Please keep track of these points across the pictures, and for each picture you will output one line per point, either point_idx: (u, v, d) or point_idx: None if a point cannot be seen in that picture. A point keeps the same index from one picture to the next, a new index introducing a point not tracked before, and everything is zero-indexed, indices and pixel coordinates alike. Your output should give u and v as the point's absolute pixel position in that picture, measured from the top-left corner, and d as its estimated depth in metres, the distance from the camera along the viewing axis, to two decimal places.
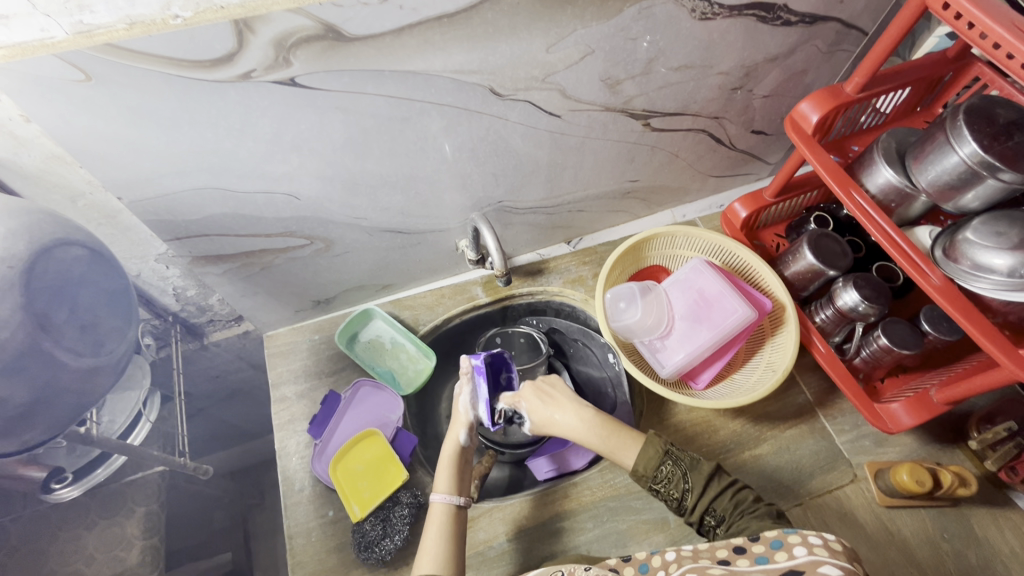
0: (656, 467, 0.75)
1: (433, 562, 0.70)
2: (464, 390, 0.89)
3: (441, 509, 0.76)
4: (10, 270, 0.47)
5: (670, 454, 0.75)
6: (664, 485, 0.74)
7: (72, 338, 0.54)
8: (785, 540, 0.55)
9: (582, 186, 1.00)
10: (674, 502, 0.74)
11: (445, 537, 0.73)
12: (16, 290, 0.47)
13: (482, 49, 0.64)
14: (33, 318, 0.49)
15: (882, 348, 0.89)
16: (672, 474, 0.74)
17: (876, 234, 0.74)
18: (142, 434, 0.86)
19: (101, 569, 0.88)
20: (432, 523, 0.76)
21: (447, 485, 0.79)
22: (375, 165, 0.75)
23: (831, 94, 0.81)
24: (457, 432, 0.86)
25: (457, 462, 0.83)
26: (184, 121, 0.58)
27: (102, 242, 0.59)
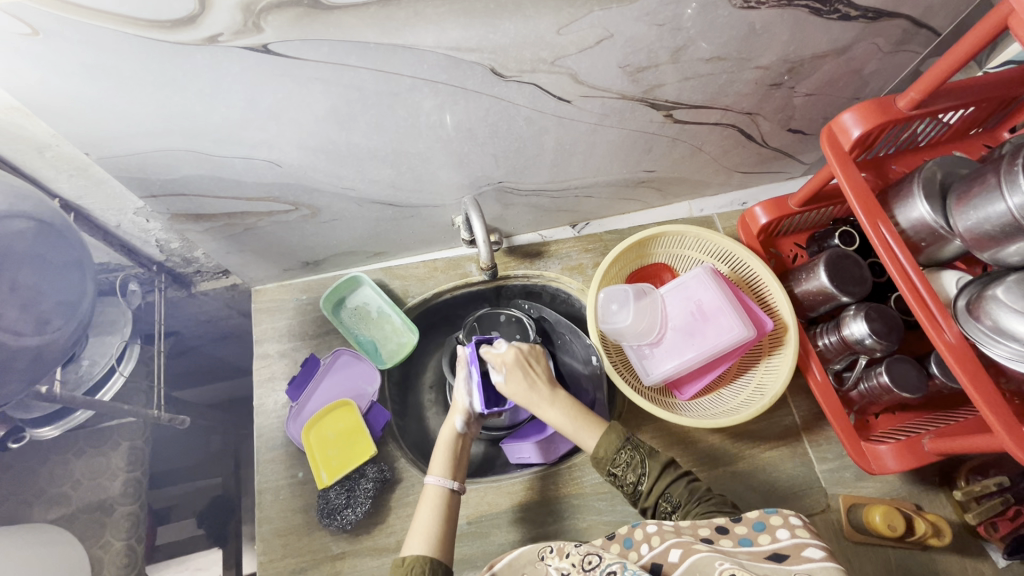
0: (616, 452, 0.75)
1: (425, 543, 0.71)
2: (460, 377, 0.90)
3: (436, 492, 0.77)
4: None
5: (630, 440, 0.75)
6: (623, 470, 0.74)
7: (14, 317, 0.54)
8: (767, 522, 0.56)
9: (591, 173, 0.93)
10: (630, 486, 0.74)
11: (438, 520, 0.74)
12: None
13: (483, 27, 0.57)
14: None
15: (881, 386, 0.85)
16: (632, 459, 0.74)
17: (892, 271, 0.67)
18: (112, 389, 0.84)
19: (85, 494, 0.94)
20: (425, 504, 0.77)
21: (442, 469, 0.80)
22: (361, 138, 0.70)
23: (881, 107, 0.71)
24: (454, 419, 0.86)
25: (454, 447, 0.84)
26: (148, 82, 0.53)
27: (51, 211, 0.59)
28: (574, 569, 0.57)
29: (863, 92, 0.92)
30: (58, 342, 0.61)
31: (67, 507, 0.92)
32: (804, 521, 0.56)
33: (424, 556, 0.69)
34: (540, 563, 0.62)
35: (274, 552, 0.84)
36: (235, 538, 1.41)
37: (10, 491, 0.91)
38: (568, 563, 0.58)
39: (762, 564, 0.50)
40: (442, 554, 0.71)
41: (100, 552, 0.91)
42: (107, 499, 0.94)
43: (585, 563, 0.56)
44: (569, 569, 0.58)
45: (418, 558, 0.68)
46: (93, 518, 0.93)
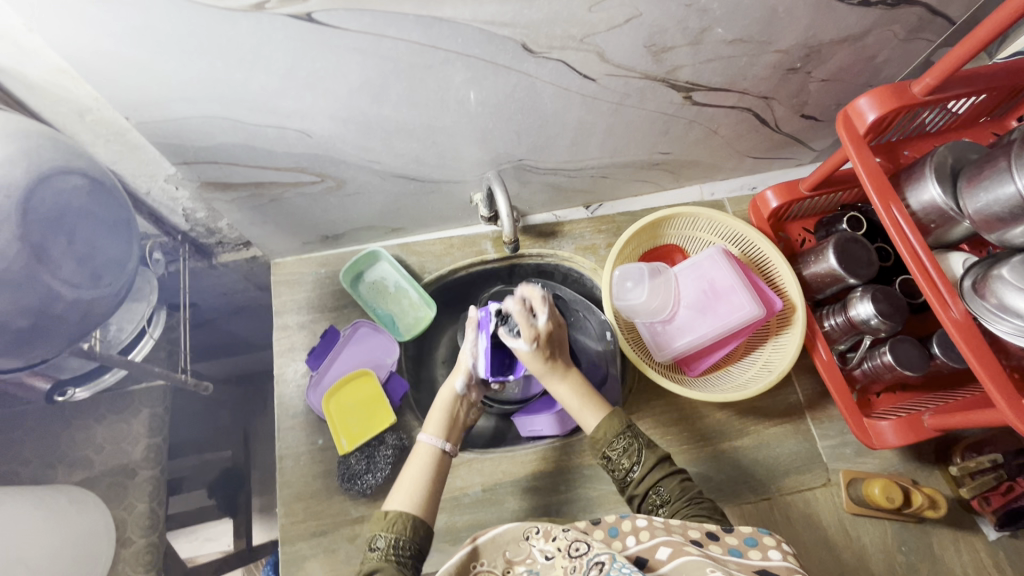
0: (614, 437, 0.76)
1: (407, 499, 0.72)
2: (467, 340, 0.87)
3: (426, 451, 0.78)
4: (8, 200, 0.51)
5: (630, 429, 0.77)
6: (618, 455, 0.75)
7: (71, 270, 0.58)
8: (759, 540, 0.58)
9: (609, 153, 0.95)
10: (621, 473, 0.75)
11: (425, 480, 0.75)
12: (12, 222, 0.51)
13: (519, 2, 0.58)
14: (32, 249, 0.53)
15: (884, 365, 0.88)
16: (628, 447, 0.75)
17: (903, 251, 0.70)
18: (145, 349, 0.90)
19: (108, 458, 0.96)
20: (415, 461, 0.78)
21: (436, 429, 0.81)
22: (392, 111, 0.71)
23: (896, 93, 0.73)
24: (455, 380, 0.85)
25: (451, 408, 0.83)
26: (193, 47, 0.55)
27: (104, 172, 0.61)
28: (559, 553, 0.59)
29: (876, 79, 0.94)
30: (106, 297, 0.65)
31: (90, 470, 0.94)
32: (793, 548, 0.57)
33: (407, 512, 0.70)
34: (525, 542, 0.64)
35: (294, 515, 0.87)
36: (245, 510, 1.45)
37: (33, 454, 0.92)
38: (554, 547, 0.60)
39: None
40: (425, 513, 0.72)
41: (123, 514, 0.93)
42: (128, 463, 0.96)
43: (572, 548, 0.59)
44: (554, 552, 0.60)
45: (401, 514, 0.70)
46: (115, 481, 0.95)
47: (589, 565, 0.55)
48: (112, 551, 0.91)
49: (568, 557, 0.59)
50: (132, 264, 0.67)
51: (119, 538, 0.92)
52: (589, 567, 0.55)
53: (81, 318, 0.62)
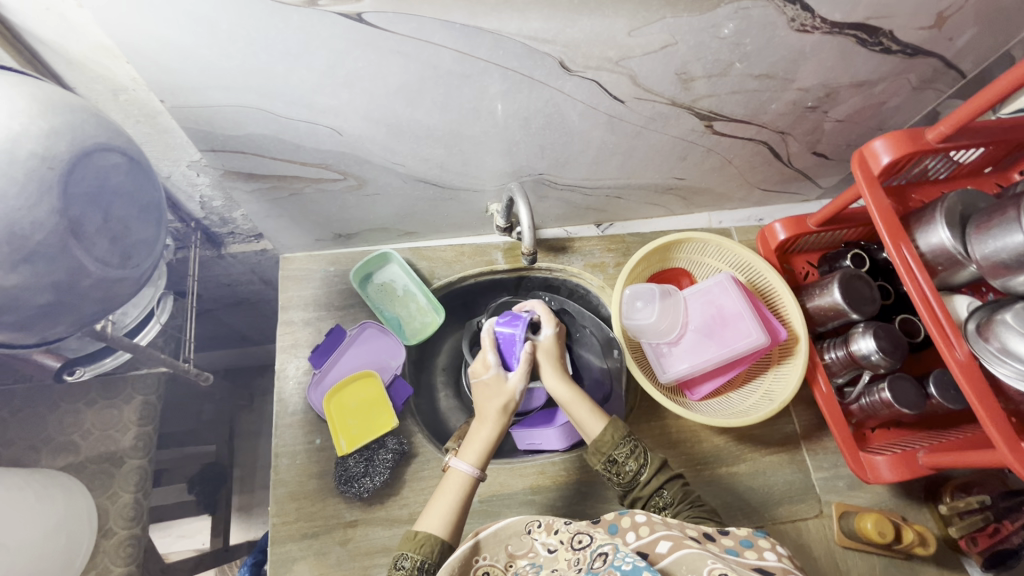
0: (617, 445, 0.76)
1: (440, 524, 0.71)
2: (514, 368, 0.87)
3: (461, 479, 0.75)
4: (50, 171, 0.51)
5: (633, 436, 0.77)
6: (623, 458, 0.75)
7: (103, 247, 0.57)
8: (755, 542, 0.58)
9: (626, 174, 0.97)
10: (627, 475, 0.75)
11: (456, 506, 0.73)
12: (52, 194, 0.51)
13: (563, 20, 0.60)
14: (67, 223, 0.53)
15: (882, 402, 0.89)
16: (634, 450, 0.76)
17: (912, 291, 0.72)
18: (150, 333, 0.86)
19: (95, 445, 0.93)
20: (447, 487, 0.75)
21: (472, 457, 0.78)
22: (423, 116, 0.72)
23: (910, 137, 0.76)
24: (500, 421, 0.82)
25: (494, 442, 0.80)
26: (240, 36, 0.55)
27: (139, 151, 0.61)
28: (562, 545, 0.61)
29: (886, 125, 0.98)
30: (132, 279, 0.64)
31: (76, 456, 0.91)
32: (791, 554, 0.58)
33: (436, 535, 0.69)
34: (525, 536, 0.66)
35: (287, 514, 0.84)
36: (225, 507, 1.40)
37: (17, 436, 0.90)
38: (557, 539, 0.62)
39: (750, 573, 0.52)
40: (452, 537, 0.71)
41: (106, 504, 0.90)
42: (117, 451, 0.93)
43: (574, 540, 0.60)
44: (557, 545, 0.62)
45: (430, 537, 0.69)
46: (101, 469, 0.92)
47: (591, 556, 0.56)
48: (93, 542, 0.88)
49: (570, 550, 0.60)
50: (156, 246, 0.67)
51: (100, 528, 0.89)
52: (591, 558, 0.55)
53: (102, 298, 0.61)
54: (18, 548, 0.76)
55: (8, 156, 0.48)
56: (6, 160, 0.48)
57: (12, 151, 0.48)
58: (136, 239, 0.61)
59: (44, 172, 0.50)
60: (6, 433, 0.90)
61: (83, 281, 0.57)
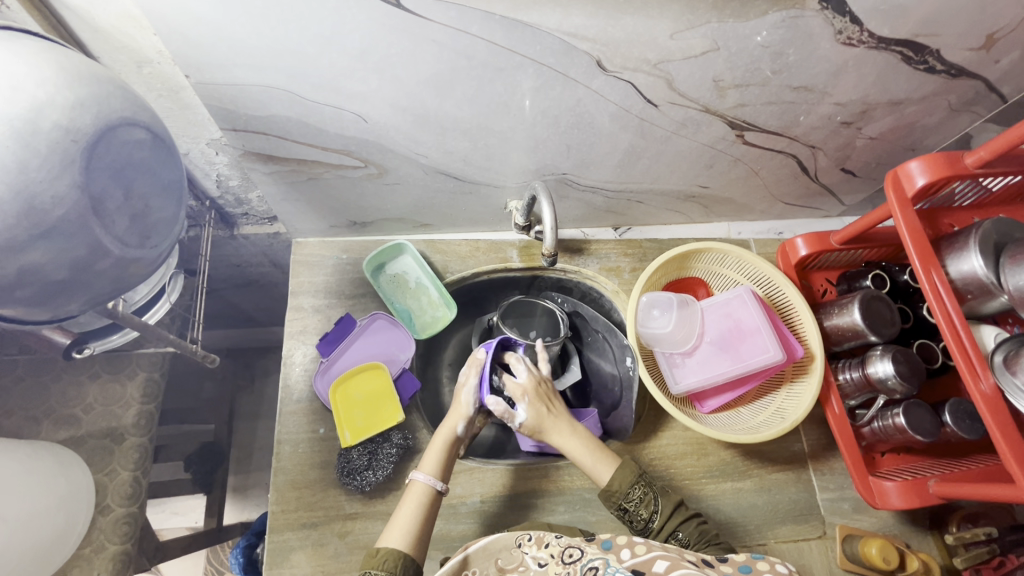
0: (630, 488, 0.77)
1: (402, 536, 0.69)
2: (468, 381, 0.86)
3: (422, 490, 0.75)
4: (73, 144, 0.50)
5: (643, 477, 0.78)
6: (635, 505, 0.76)
7: (122, 227, 0.56)
8: (754, 565, 0.57)
9: (651, 179, 0.95)
10: (640, 523, 0.76)
11: (419, 518, 0.72)
12: (76, 167, 0.49)
13: (606, 18, 0.58)
14: (89, 200, 0.51)
15: (895, 427, 0.87)
16: (645, 496, 0.77)
17: (939, 318, 0.70)
18: (160, 312, 0.85)
19: (96, 420, 0.92)
20: (409, 500, 0.74)
21: (430, 467, 0.77)
22: (452, 107, 0.70)
23: (948, 160, 0.73)
24: (455, 423, 0.83)
25: (449, 447, 0.81)
26: (273, 14, 0.53)
27: (164, 127, 0.60)
28: (552, 559, 0.61)
29: (919, 144, 0.96)
30: (149, 259, 0.62)
31: (77, 429, 0.90)
32: (789, 570, 0.57)
33: (398, 549, 0.68)
34: (516, 549, 0.65)
35: (286, 503, 0.83)
36: (220, 488, 1.39)
37: (18, 405, 0.89)
38: (548, 553, 0.62)
39: None
40: (415, 550, 0.70)
41: (104, 480, 0.89)
42: (117, 427, 0.92)
43: (565, 554, 0.60)
44: (547, 559, 0.62)
45: (392, 551, 0.67)
46: (101, 444, 0.91)
47: (582, 569, 0.57)
48: (89, 518, 0.87)
49: (561, 564, 0.60)
50: (179, 228, 0.66)
51: (98, 504, 0.88)
52: (582, 571, 0.56)
53: (118, 278, 0.59)
54: (16, 521, 0.75)
55: (32, 126, 0.47)
56: (30, 130, 0.47)
57: (35, 121, 0.47)
58: (157, 219, 0.60)
59: (68, 145, 0.49)
60: (7, 402, 0.89)
61: (103, 259, 0.55)
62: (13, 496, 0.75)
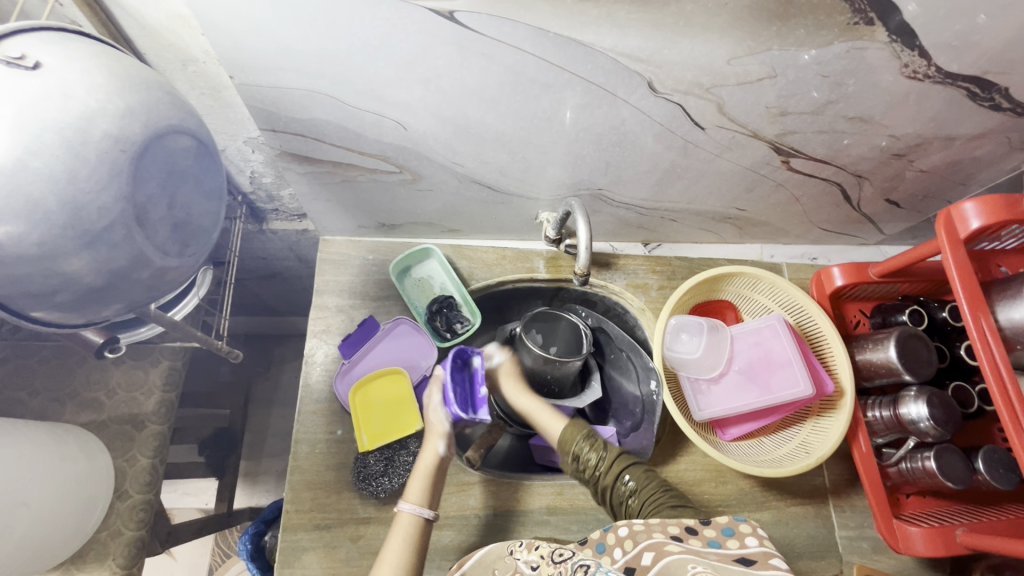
0: (579, 440, 0.79)
1: (392, 572, 0.68)
2: (432, 398, 0.86)
3: (409, 521, 0.73)
4: (122, 153, 0.50)
5: (592, 432, 0.81)
6: (585, 452, 0.78)
7: (164, 236, 0.56)
8: (736, 529, 0.58)
9: (687, 199, 0.93)
10: (590, 466, 0.77)
11: (408, 551, 0.71)
12: (123, 177, 0.50)
13: (663, 41, 0.56)
14: (133, 210, 0.52)
15: (925, 470, 0.85)
16: (594, 442, 0.78)
17: (986, 367, 0.67)
18: (188, 306, 0.84)
19: (118, 406, 0.93)
20: (396, 533, 0.72)
21: (416, 496, 0.76)
22: (494, 120, 0.68)
23: (1007, 204, 0.70)
24: (436, 444, 0.82)
25: (434, 473, 0.80)
26: (324, 21, 0.52)
27: (212, 138, 0.61)
28: (544, 560, 0.59)
29: (970, 179, 0.92)
30: (187, 268, 0.62)
31: (99, 414, 0.91)
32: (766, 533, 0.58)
33: None
34: (508, 557, 0.64)
35: (301, 503, 0.83)
36: (232, 474, 1.41)
37: (44, 386, 0.91)
38: (538, 555, 0.60)
39: (733, 568, 0.52)
40: None
41: (123, 466, 0.90)
42: (138, 415, 0.93)
43: (554, 554, 0.58)
44: (538, 561, 0.60)
45: None
46: (122, 430, 0.92)
47: (572, 568, 0.54)
48: (107, 503, 0.88)
49: (551, 564, 0.58)
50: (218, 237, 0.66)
51: (116, 490, 0.89)
52: (573, 570, 0.53)
53: (153, 286, 0.59)
54: (37, 505, 0.76)
55: (82, 136, 0.48)
56: (80, 139, 0.48)
57: (85, 129, 0.48)
58: (198, 227, 0.60)
59: (118, 154, 0.50)
60: (33, 383, 0.90)
61: (143, 269, 0.56)
62: (35, 479, 0.76)
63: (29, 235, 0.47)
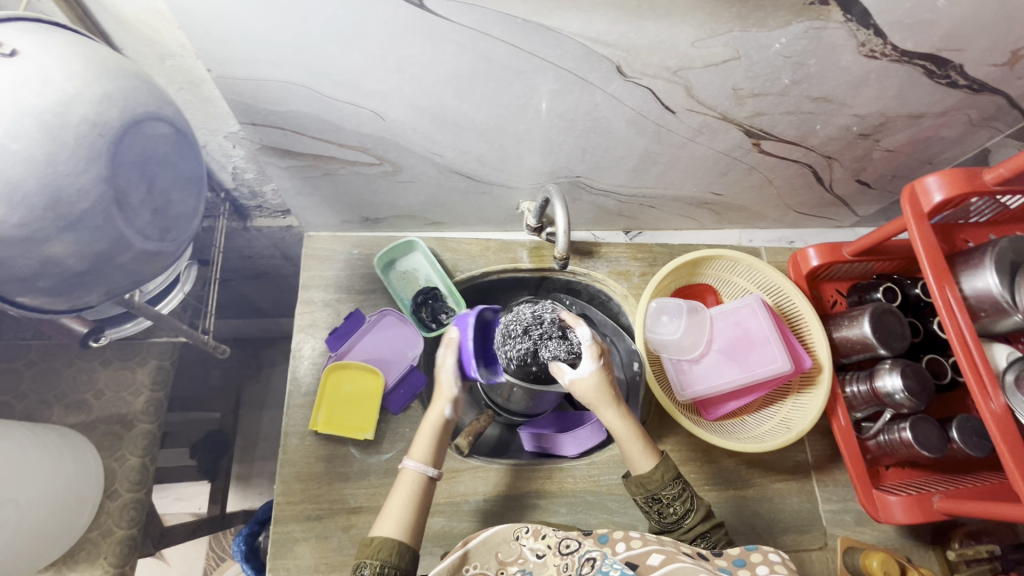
0: (666, 485, 0.73)
1: (396, 526, 0.69)
2: (445, 360, 0.83)
3: (413, 477, 0.74)
4: (100, 137, 0.51)
5: (681, 476, 0.74)
6: (669, 501, 0.72)
7: (144, 221, 0.58)
8: (747, 560, 0.61)
9: (665, 184, 0.95)
10: (671, 517, 0.72)
11: (412, 506, 0.72)
12: (101, 160, 0.51)
13: (628, 24, 0.58)
14: (113, 192, 0.53)
15: (902, 441, 0.87)
16: (681, 493, 0.72)
17: (951, 334, 0.70)
18: (172, 302, 0.85)
19: (106, 406, 0.93)
20: (400, 489, 0.74)
21: (421, 454, 0.77)
22: (469, 108, 0.70)
23: (967, 176, 0.73)
24: (442, 405, 0.81)
25: (439, 432, 0.80)
26: (296, 11, 0.53)
27: (189, 125, 0.62)
28: (550, 550, 0.62)
29: (936, 158, 0.95)
30: (167, 254, 0.64)
31: (87, 415, 0.91)
32: (783, 558, 0.60)
33: (393, 538, 0.68)
34: (514, 542, 0.66)
35: (292, 494, 0.84)
36: (224, 476, 1.41)
37: (31, 388, 0.91)
38: (545, 545, 0.63)
39: None
40: (412, 539, 0.70)
41: (113, 465, 0.90)
42: (127, 414, 0.93)
43: (561, 545, 0.61)
44: (545, 550, 0.63)
45: (387, 541, 0.68)
46: (111, 430, 0.92)
47: (580, 561, 0.58)
48: (97, 502, 0.88)
49: (558, 555, 0.61)
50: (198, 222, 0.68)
51: (106, 490, 0.89)
52: (579, 563, 0.57)
53: (135, 271, 0.61)
54: (26, 504, 0.76)
55: (59, 120, 0.49)
56: (58, 124, 0.49)
57: (64, 114, 0.49)
58: (177, 213, 0.61)
59: (95, 138, 0.51)
60: (19, 385, 0.90)
61: (124, 253, 0.57)
62: (24, 479, 0.77)
63: (9, 217, 0.47)
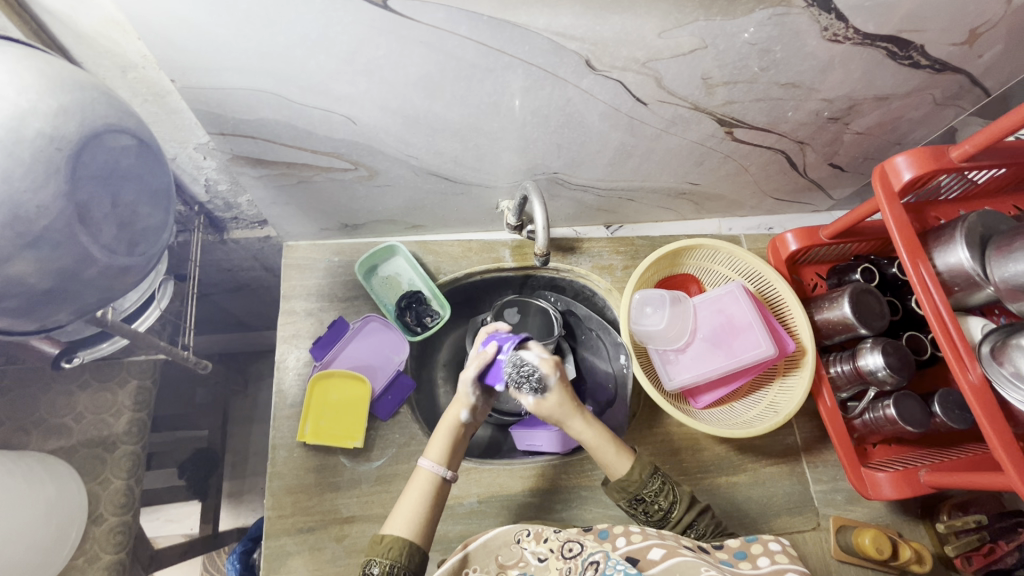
0: (646, 483, 0.73)
1: (406, 525, 0.69)
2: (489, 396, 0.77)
3: (426, 478, 0.73)
4: (58, 152, 0.50)
5: (659, 471, 0.75)
6: (653, 497, 0.73)
7: (109, 235, 0.57)
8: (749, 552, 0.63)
9: (642, 177, 0.95)
10: (658, 513, 0.73)
11: (424, 505, 0.71)
12: (61, 175, 0.50)
13: (594, 17, 0.58)
14: (74, 207, 0.52)
15: (887, 418, 0.88)
16: (662, 487, 0.74)
17: (927, 309, 0.71)
18: (150, 319, 0.84)
19: (87, 428, 0.91)
20: (413, 488, 0.73)
21: (436, 454, 0.75)
22: (442, 108, 0.70)
23: (934, 155, 0.74)
24: (458, 410, 0.78)
25: (457, 436, 0.78)
26: (258, 17, 0.53)
27: (153, 137, 0.61)
28: (553, 554, 0.63)
29: (905, 139, 0.97)
30: (137, 267, 0.63)
31: (67, 439, 0.89)
32: (781, 546, 0.63)
33: (404, 537, 0.67)
34: (514, 545, 0.66)
35: (283, 508, 0.83)
36: (216, 494, 1.38)
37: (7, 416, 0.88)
38: (547, 548, 0.64)
39: None
40: (422, 538, 0.69)
41: (97, 489, 0.88)
42: (109, 436, 0.91)
43: (564, 549, 0.63)
44: (547, 553, 0.64)
45: (397, 539, 0.67)
46: (93, 453, 0.90)
47: (583, 564, 0.59)
48: (82, 528, 0.86)
49: (562, 558, 0.62)
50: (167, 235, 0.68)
51: (91, 515, 0.87)
52: (584, 566, 0.58)
53: (106, 286, 0.60)
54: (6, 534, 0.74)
55: (14, 135, 0.47)
56: (12, 139, 0.47)
57: (18, 129, 0.47)
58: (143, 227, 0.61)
59: (53, 152, 0.50)
60: None
61: (90, 268, 0.56)
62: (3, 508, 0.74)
63: None
